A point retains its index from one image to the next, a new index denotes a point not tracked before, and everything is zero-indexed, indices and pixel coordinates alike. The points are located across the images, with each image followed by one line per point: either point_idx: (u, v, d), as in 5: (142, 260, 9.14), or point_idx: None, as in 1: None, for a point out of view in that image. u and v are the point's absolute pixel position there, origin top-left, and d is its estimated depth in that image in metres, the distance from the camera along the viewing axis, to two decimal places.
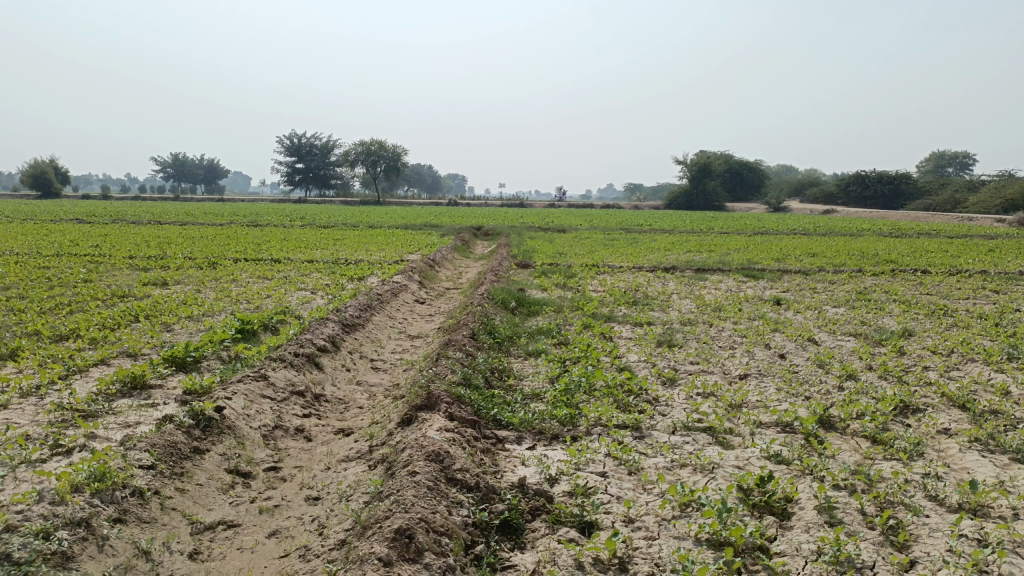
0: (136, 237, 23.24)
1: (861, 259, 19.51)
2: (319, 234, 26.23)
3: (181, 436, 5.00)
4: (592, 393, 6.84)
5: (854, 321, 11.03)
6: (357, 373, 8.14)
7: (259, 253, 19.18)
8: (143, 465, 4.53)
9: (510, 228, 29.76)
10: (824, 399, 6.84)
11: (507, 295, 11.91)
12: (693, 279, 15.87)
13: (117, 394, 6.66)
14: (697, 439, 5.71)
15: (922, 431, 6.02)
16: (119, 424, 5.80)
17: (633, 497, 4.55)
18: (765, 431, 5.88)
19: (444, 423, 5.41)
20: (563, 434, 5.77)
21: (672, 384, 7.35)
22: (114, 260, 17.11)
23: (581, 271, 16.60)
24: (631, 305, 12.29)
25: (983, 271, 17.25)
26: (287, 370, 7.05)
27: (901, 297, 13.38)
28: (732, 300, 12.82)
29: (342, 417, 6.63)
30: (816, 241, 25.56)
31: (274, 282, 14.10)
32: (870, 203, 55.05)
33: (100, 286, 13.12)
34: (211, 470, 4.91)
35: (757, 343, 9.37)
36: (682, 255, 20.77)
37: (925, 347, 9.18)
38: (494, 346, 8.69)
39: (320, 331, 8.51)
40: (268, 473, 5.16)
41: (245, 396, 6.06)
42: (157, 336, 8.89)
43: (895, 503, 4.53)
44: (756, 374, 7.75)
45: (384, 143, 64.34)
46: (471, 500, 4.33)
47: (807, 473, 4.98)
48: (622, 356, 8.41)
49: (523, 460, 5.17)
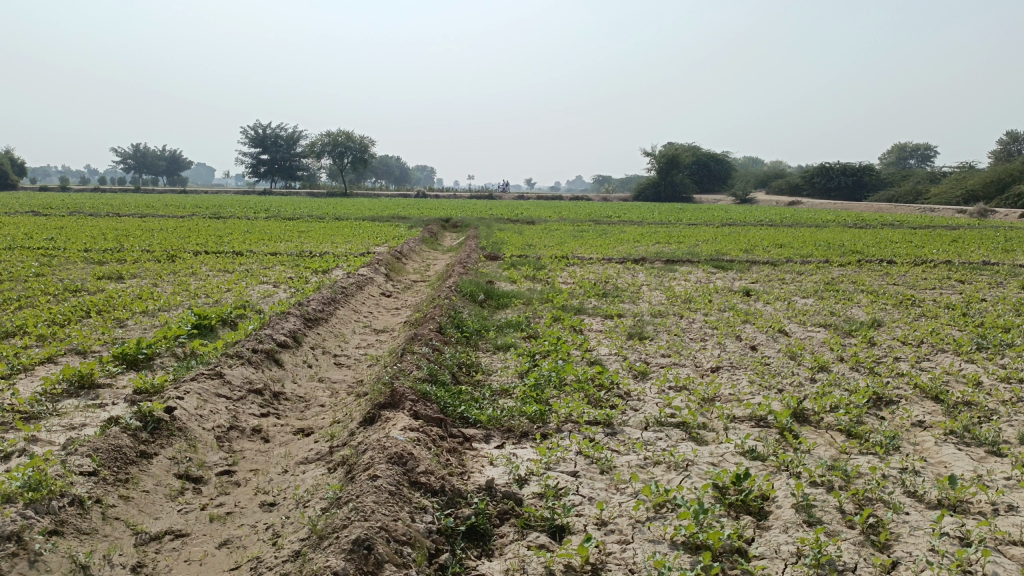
0: (92, 230, 22.54)
1: (828, 250, 19.61)
2: (284, 226, 25.73)
3: (127, 440, 4.70)
4: (562, 388, 6.65)
5: (824, 312, 10.99)
6: (320, 369, 7.85)
7: (220, 245, 18.68)
8: (84, 472, 4.24)
9: (478, 220, 29.51)
10: (797, 391, 6.73)
11: (475, 288, 11.66)
12: (662, 270, 15.79)
13: (63, 394, 6.32)
14: (670, 435, 5.54)
15: (897, 424, 5.92)
16: (62, 425, 5.48)
17: (606, 497, 4.36)
18: (739, 426, 5.74)
19: (409, 422, 5.17)
20: (532, 432, 5.57)
21: (644, 378, 7.19)
22: (68, 254, 16.52)
23: (551, 263, 16.40)
24: (601, 297, 12.14)
25: (947, 261, 17.42)
26: (245, 367, 6.75)
27: (869, 288, 13.42)
28: (702, 292, 12.73)
29: (303, 416, 6.36)
30: (784, 232, 25.70)
31: (235, 275, 13.68)
32: (834, 194, 55.77)
33: (52, 281, 12.61)
34: (158, 475, 4.63)
35: (729, 335, 9.25)
36: (651, 246, 20.73)
37: (894, 338, 9.15)
38: (462, 340, 8.46)
39: (280, 326, 8.20)
40: (221, 478, 4.89)
41: (198, 395, 5.77)
42: (109, 332, 8.51)
43: (874, 501, 4.40)
44: (728, 367, 7.62)
45: (351, 134, 63.53)
46: (435, 505, 4.10)
47: (783, 470, 4.84)
48: (593, 349, 8.25)
49: (491, 460, 4.96)
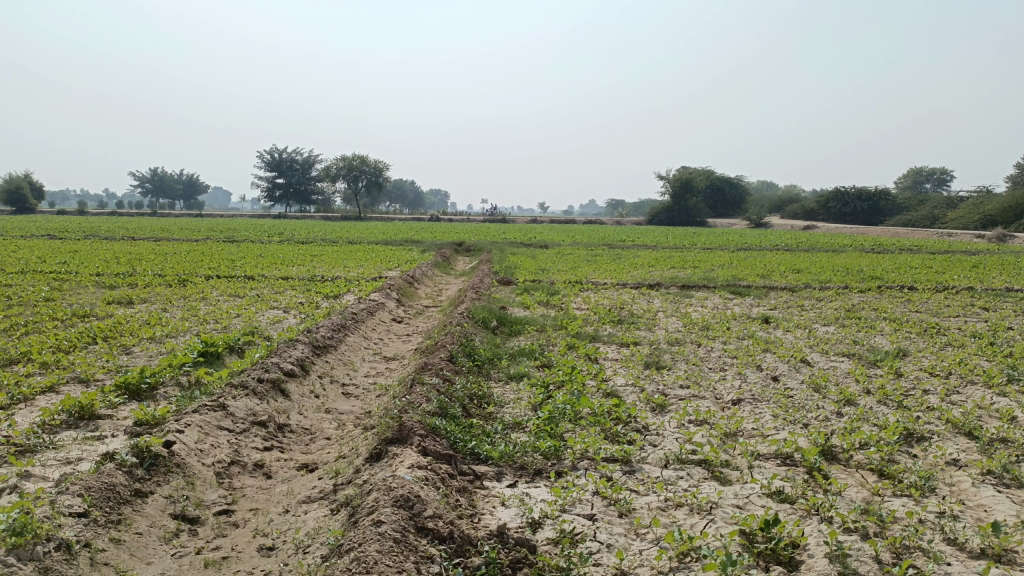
0: (106, 254, 22.58)
1: (847, 276, 19.26)
2: (297, 250, 25.68)
3: (121, 478, 4.48)
4: (577, 421, 6.38)
5: (846, 340, 10.67)
6: (327, 400, 7.62)
7: (232, 270, 18.61)
8: (74, 513, 4.01)
9: (492, 244, 29.33)
10: (824, 426, 6.42)
11: (488, 314, 11.43)
12: (678, 296, 15.50)
13: (63, 426, 6.13)
14: (692, 473, 5.26)
15: (931, 463, 5.61)
16: (58, 460, 5.27)
17: (625, 545, 4.10)
18: (764, 465, 5.45)
19: (416, 459, 4.92)
20: (546, 470, 5.31)
21: (663, 411, 6.91)
22: (81, 278, 16.49)
23: (565, 289, 16.15)
24: (616, 323, 11.88)
25: (970, 287, 17.02)
26: (249, 398, 6.53)
27: (891, 315, 13.07)
28: (719, 319, 12.44)
29: (308, 450, 6.12)
30: (801, 257, 25.34)
31: (245, 301, 13.54)
32: (849, 219, 55.30)
33: (62, 306, 12.50)
34: (153, 516, 4.40)
35: (749, 364, 8.97)
36: (666, 271, 20.46)
37: (922, 368, 8.82)
38: (473, 370, 8.21)
39: (287, 355, 7.99)
40: (219, 518, 4.65)
41: (199, 428, 5.55)
42: (113, 360, 8.34)
43: (912, 549, 4.10)
44: (751, 400, 7.32)
45: (366, 158, 63.86)
46: (443, 554, 3.84)
47: (814, 514, 4.55)
48: (608, 380, 7.98)
49: (503, 501, 4.70)
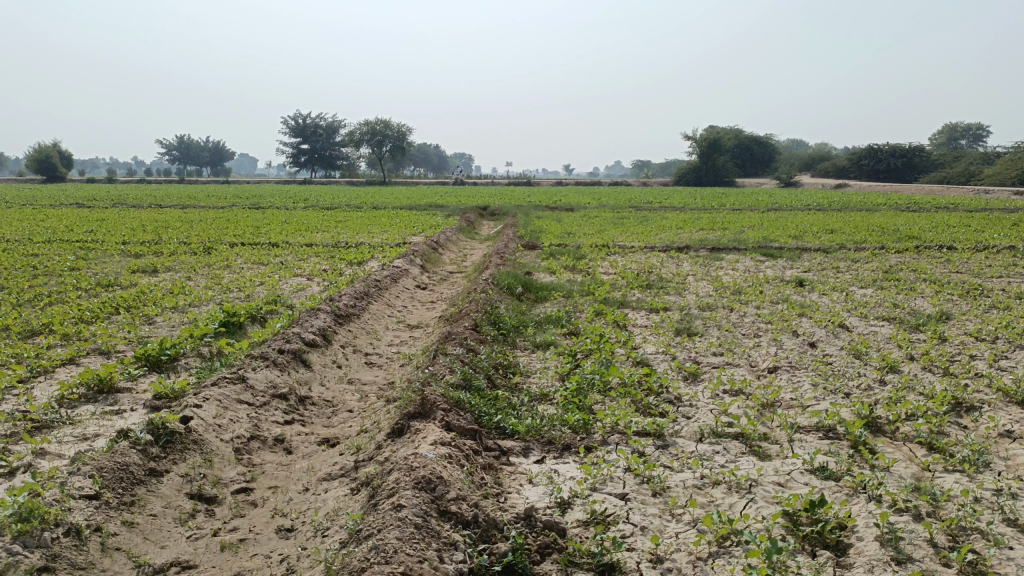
0: (132, 222, 22.57)
1: (883, 236, 18.66)
2: (321, 216, 25.50)
3: (135, 457, 4.35)
4: (607, 392, 6.14)
5: (886, 303, 10.26)
6: (350, 370, 7.45)
7: (257, 237, 18.53)
8: (85, 496, 3.88)
9: (517, 207, 28.99)
10: (867, 396, 6.12)
11: (513, 280, 11.17)
12: (708, 259, 15.10)
13: (81, 400, 6.03)
14: (729, 448, 5.01)
15: (983, 436, 5.29)
16: (74, 437, 5.16)
17: (660, 527, 3.87)
18: (805, 438, 5.17)
19: (440, 435, 4.71)
20: (575, 444, 5.07)
21: (696, 380, 6.64)
22: (107, 246, 16.49)
23: (591, 253, 15.82)
24: (645, 288, 11.55)
25: (1011, 246, 16.39)
26: (269, 370, 6.37)
27: (931, 276, 12.57)
28: (751, 282, 12.05)
29: (329, 423, 5.94)
30: (834, 217, 24.68)
31: (269, 268, 13.42)
32: (882, 176, 53.84)
33: (86, 275, 12.44)
34: (168, 496, 4.26)
35: (784, 330, 8.64)
36: (695, 233, 20.00)
37: (966, 333, 8.41)
38: (499, 339, 7.97)
39: (309, 324, 7.82)
40: (237, 497, 4.49)
41: (217, 403, 5.41)
42: (135, 331, 8.25)
43: (970, 531, 3.81)
44: (787, 368, 7.01)
45: (389, 122, 63.31)
46: (467, 540, 3.63)
47: (861, 492, 4.28)
48: (638, 347, 7.71)
49: (531, 480, 4.50)
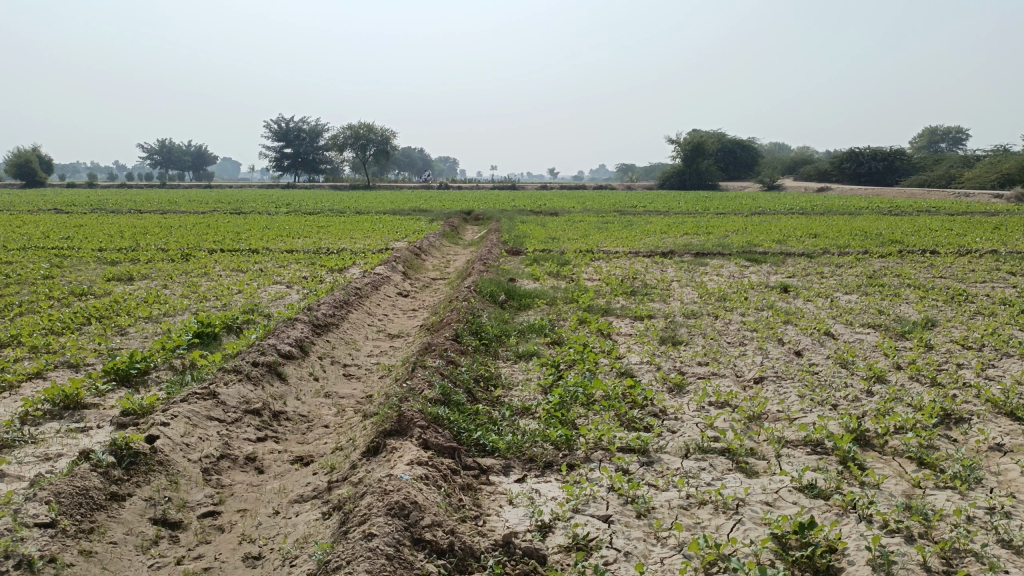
0: (110, 227, 22.21)
1: (866, 240, 18.66)
2: (303, 221, 25.26)
3: (96, 481, 4.14)
4: (590, 406, 5.99)
5: (871, 310, 10.19)
6: (327, 382, 7.25)
7: (238, 243, 18.27)
8: (40, 524, 3.68)
9: (501, 212, 28.86)
10: (855, 408, 6.00)
11: (495, 287, 11.01)
12: (693, 264, 15.02)
13: (46, 416, 5.80)
14: (715, 465, 4.87)
15: (973, 449, 5.18)
16: (36, 457, 4.93)
17: (644, 552, 3.73)
18: (793, 454, 5.04)
19: (417, 454, 4.54)
20: (558, 462, 4.91)
21: (681, 392, 6.50)
22: (83, 253, 16.17)
23: (575, 258, 15.70)
24: (629, 295, 11.42)
25: (993, 250, 16.42)
26: (242, 384, 6.17)
27: (915, 282, 12.54)
28: (737, 288, 11.95)
29: (304, 440, 5.75)
30: (817, 220, 24.72)
31: (248, 276, 13.19)
32: (864, 180, 54.18)
33: (60, 284, 12.15)
34: (130, 522, 4.05)
35: (770, 338, 8.53)
36: (679, 238, 19.94)
37: (952, 340, 8.33)
38: (480, 349, 7.80)
39: (285, 335, 7.62)
40: (204, 522, 4.29)
41: (186, 420, 5.20)
42: (105, 342, 8.00)
43: (964, 554, 3.69)
44: (774, 378, 6.89)
45: (373, 126, 63.02)
46: (442, 571, 3.47)
47: (851, 512, 4.15)
48: (622, 357, 7.57)
49: (510, 501, 4.34)
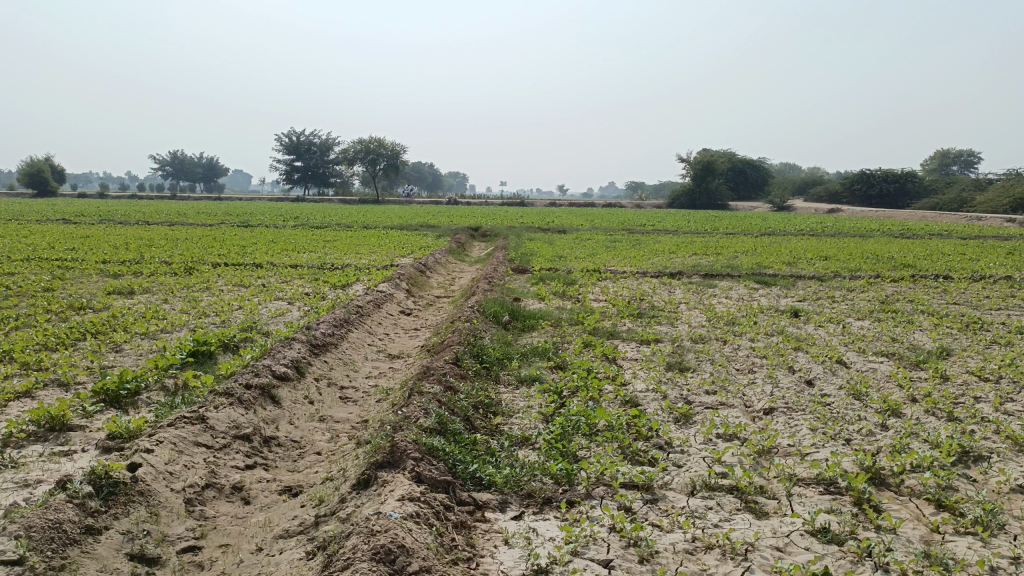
0: (116, 239, 22.16)
1: (878, 264, 18.40)
2: (310, 235, 25.18)
3: (71, 514, 3.93)
4: (593, 436, 5.75)
5: (884, 337, 9.92)
6: (322, 405, 7.03)
7: (242, 257, 18.14)
8: (6, 561, 3.47)
9: (509, 229, 28.72)
10: (869, 443, 5.75)
11: (499, 307, 10.81)
12: (701, 286, 14.80)
13: (30, 439, 5.59)
14: (722, 504, 4.63)
15: (994, 491, 4.93)
16: (14, 484, 4.73)
17: None
18: (805, 493, 4.80)
19: (409, 489, 4.34)
20: (557, 498, 4.69)
21: (688, 423, 6.25)
22: (86, 266, 16.04)
23: (582, 278, 15.49)
24: (636, 317, 11.20)
25: (1008, 276, 16.12)
26: (233, 408, 5.97)
27: (928, 308, 12.26)
28: (746, 312, 11.71)
29: (294, 468, 5.54)
30: (828, 242, 24.45)
31: (250, 291, 13.03)
32: (875, 202, 53.88)
33: (59, 297, 12.00)
34: (104, 558, 3.82)
35: (781, 365, 8.28)
36: (688, 258, 19.74)
37: (969, 371, 8.06)
38: (481, 373, 7.58)
39: (281, 356, 7.42)
40: (183, 557, 4.09)
41: (172, 446, 5.00)
42: (98, 360, 7.81)
43: None
44: (784, 409, 6.65)
45: (383, 141, 63.19)
46: None
47: (866, 560, 3.91)
48: (627, 384, 7.33)
49: (506, 540, 4.13)
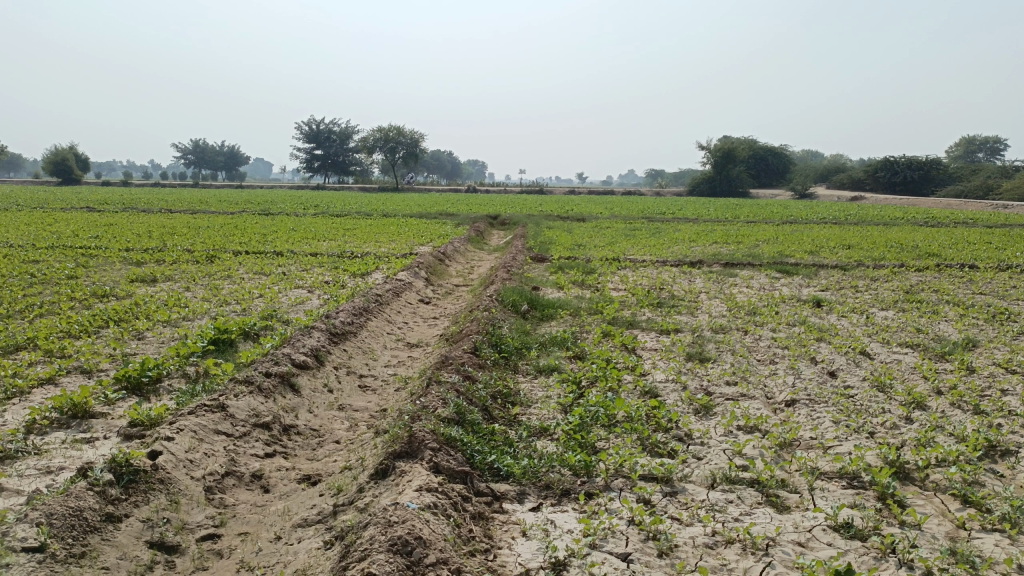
0: (139, 227, 22.37)
1: (902, 252, 18.12)
2: (330, 223, 25.25)
3: (92, 501, 3.96)
4: (612, 428, 5.71)
5: (908, 328, 9.76)
6: (341, 394, 7.05)
7: (263, 245, 18.23)
8: (28, 548, 3.51)
9: (528, 217, 28.63)
10: (893, 437, 5.66)
11: (518, 297, 10.78)
12: (722, 275, 14.65)
13: (53, 425, 5.65)
14: (743, 498, 4.58)
15: (1021, 486, 4.83)
16: (37, 470, 4.77)
17: None
18: (827, 487, 4.73)
19: (426, 480, 4.34)
20: (575, 490, 4.66)
21: (708, 415, 6.19)
22: (109, 253, 16.20)
23: (601, 267, 15.41)
24: (656, 307, 11.12)
25: None
26: (253, 396, 5.99)
27: (954, 298, 12.05)
28: (767, 302, 11.57)
29: (313, 457, 5.56)
30: (852, 230, 24.13)
31: (270, 279, 13.09)
32: (899, 189, 53.10)
33: (82, 285, 12.12)
34: (125, 546, 3.85)
35: (803, 356, 8.17)
36: (708, 246, 19.56)
37: (996, 363, 7.91)
38: (499, 363, 7.56)
39: (300, 344, 7.44)
40: (202, 545, 4.11)
41: (192, 434, 5.02)
42: (120, 348, 7.87)
43: None
44: (806, 401, 6.56)
45: (402, 129, 63.18)
46: None
47: (889, 556, 3.85)
48: (647, 375, 7.27)
49: (524, 531, 4.12)
